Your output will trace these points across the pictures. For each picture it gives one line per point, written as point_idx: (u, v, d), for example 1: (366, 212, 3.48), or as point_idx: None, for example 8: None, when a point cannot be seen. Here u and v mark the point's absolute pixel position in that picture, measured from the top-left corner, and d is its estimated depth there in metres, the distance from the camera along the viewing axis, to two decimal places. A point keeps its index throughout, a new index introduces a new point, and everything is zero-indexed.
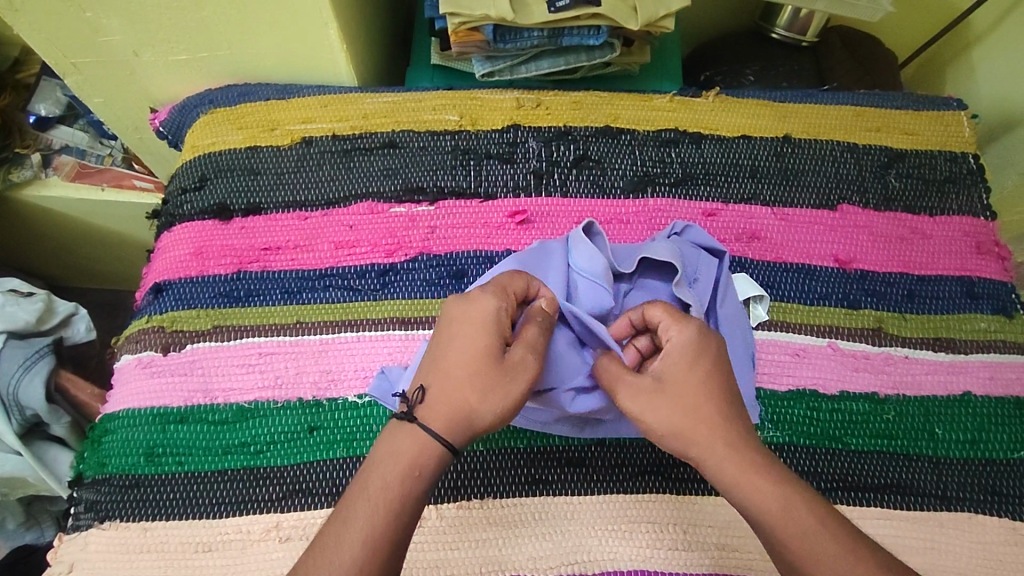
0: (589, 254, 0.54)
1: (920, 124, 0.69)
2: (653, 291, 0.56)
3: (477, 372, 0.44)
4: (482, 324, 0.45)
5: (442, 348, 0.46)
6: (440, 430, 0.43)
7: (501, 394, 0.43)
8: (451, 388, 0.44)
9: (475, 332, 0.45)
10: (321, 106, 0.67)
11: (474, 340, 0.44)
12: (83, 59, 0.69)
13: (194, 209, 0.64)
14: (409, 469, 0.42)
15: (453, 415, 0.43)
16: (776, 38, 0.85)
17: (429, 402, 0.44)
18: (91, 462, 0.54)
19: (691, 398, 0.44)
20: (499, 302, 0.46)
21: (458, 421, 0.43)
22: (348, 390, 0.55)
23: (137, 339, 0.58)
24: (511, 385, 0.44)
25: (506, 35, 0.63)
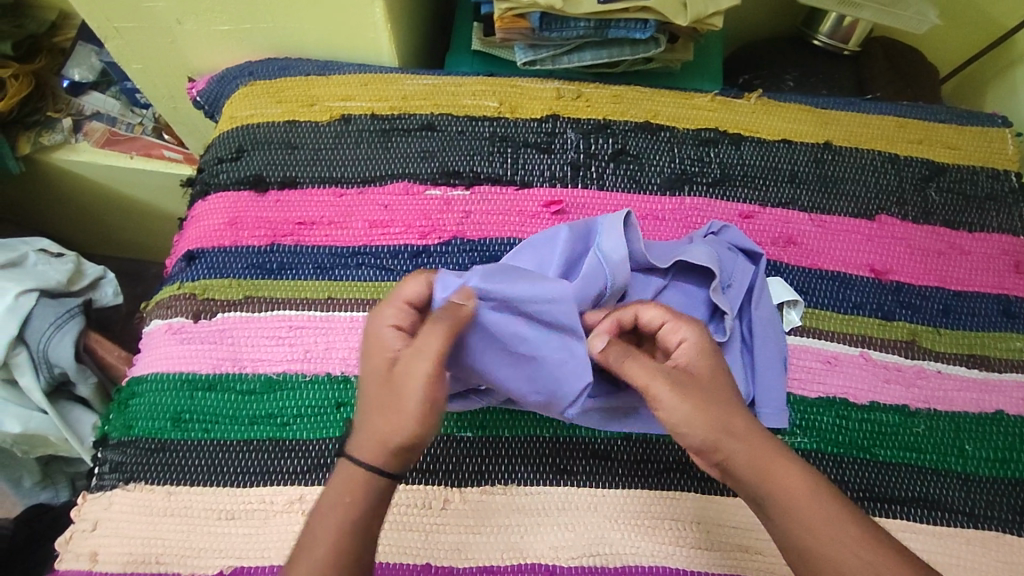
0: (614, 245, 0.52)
1: (963, 139, 0.68)
2: (688, 295, 0.56)
3: (377, 398, 0.42)
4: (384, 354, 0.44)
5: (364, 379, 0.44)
6: (367, 460, 0.41)
7: (398, 411, 0.41)
8: (368, 419, 0.42)
9: (375, 360, 0.44)
10: (360, 85, 0.67)
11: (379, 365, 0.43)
12: (127, 24, 0.69)
13: (229, 180, 0.64)
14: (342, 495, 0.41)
15: (375, 444, 0.41)
16: (817, 45, 0.84)
17: (356, 438, 0.42)
18: (117, 424, 0.55)
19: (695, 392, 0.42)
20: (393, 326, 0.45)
21: (379, 449, 0.41)
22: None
23: (167, 306, 0.58)
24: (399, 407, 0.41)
25: (552, 24, 0.63)
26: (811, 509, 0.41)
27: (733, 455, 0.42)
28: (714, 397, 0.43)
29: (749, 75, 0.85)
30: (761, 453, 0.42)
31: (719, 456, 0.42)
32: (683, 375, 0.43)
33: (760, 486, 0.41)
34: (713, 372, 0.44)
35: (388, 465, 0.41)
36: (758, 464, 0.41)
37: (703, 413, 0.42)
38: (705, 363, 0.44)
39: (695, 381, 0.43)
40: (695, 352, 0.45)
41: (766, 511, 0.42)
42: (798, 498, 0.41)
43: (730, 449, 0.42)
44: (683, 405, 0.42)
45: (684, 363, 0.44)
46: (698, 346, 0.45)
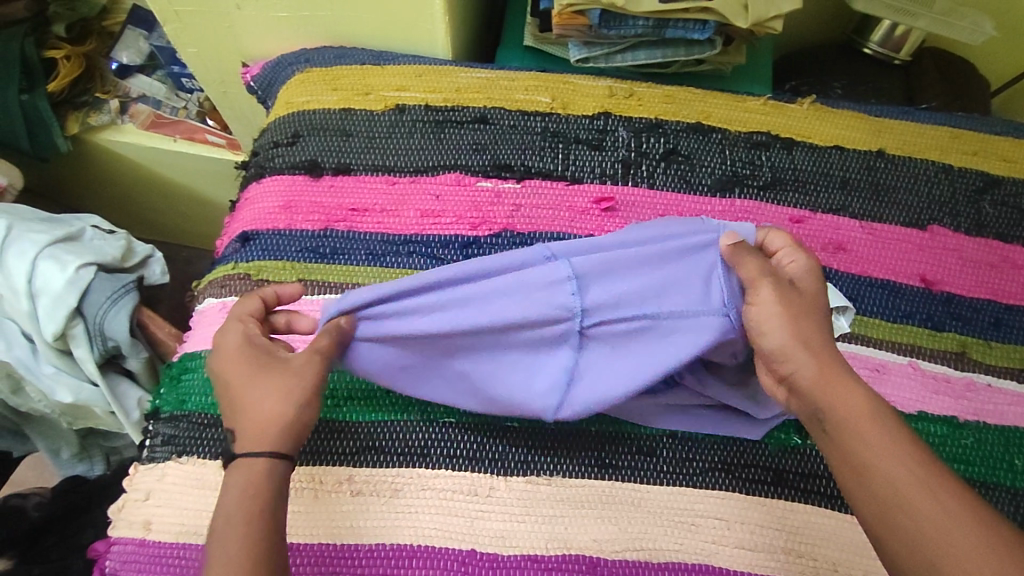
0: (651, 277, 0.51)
1: (1019, 153, 0.67)
2: None
3: (258, 381, 0.46)
4: (236, 350, 0.47)
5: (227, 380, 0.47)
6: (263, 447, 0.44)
7: (287, 380, 0.46)
8: (256, 407, 0.45)
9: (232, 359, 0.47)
10: (415, 76, 0.68)
11: (230, 363, 0.47)
12: (188, 8, 0.70)
13: (284, 164, 0.65)
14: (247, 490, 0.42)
15: (259, 429, 0.44)
16: (867, 53, 0.84)
17: (240, 431, 0.45)
18: (170, 398, 0.56)
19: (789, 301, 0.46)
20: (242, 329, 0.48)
21: (272, 427, 0.44)
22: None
23: (222, 285, 0.59)
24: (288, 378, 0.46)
25: (610, 21, 0.63)
26: (871, 429, 0.41)
27: (801, 365, 0.44)
28: (797, 304, 0.46)
29: (795, 81, 0.84)
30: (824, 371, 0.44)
31: (790, 360, 0.45)
32: (785, 286, 0.47)
33: (821, 405, 0.43)
34: (807, 295, 0.47)
35: (282, 449, 0.44)
36: (822, 379, 0.43)
37: (786, 319, 0.45)
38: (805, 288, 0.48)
39: (792, 292, 0.47)
40: (808, 273, 0.49)
41: (824, 429, 0.43)
42: (861, 424, 0.41)
43: (796, 354, 0.44)
44: (776, 308, 0.46)
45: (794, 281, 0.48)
46: (809, 271, 0.49)
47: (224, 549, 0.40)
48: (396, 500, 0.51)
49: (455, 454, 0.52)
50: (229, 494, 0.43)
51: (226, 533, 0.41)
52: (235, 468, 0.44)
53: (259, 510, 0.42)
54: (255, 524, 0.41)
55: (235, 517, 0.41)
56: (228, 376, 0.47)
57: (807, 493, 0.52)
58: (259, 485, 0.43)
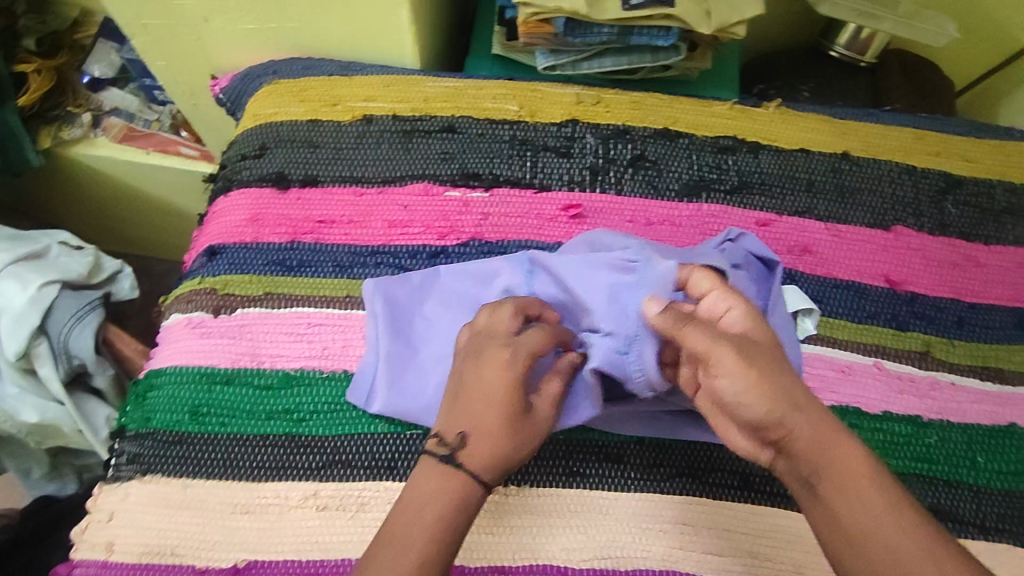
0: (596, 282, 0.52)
1: (981, 153, 0.68)
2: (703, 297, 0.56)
3: (512, 417, 0.45)
4: (496, 393, 0.45)
5: (470, 397, 0.46)
6: (478, 471, 0.44)
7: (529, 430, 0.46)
8: (486, 438, 0.44)
9: (502, 388, 0.45)
10: (382, 86, 0.68)
11: (491, 396, 0.45)
12: (153, 21, 0.70)
13: (251, 177, 0.64)
14: (446, 510, 0.43)
15: (489, 457, 0.44)
16: (834, 55, 0.85)
17: (469, 444, 0.44)
18: (134, 416, 0.55)
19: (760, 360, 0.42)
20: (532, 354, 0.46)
21: (497, 465, 0.44)
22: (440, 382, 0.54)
23: (187, 300, 0.59)
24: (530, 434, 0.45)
25: (576, 29, 0.64)
26: (869, 493, 0.40)
27: (794, 433, 0.41)
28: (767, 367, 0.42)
29: (764, 85, 0.85)
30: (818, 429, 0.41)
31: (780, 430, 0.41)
32: (740, 347, 0.42)
33: (821, 468, 0.41)
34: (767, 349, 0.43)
35: (490, 477, 0.44)
36: (819, 442, 0.41)
37: (765, 387, 0.41)
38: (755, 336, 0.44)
39: (752, 353, 0.42)
40: (749, 321, 0.45)
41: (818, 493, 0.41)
42: (859, 481, 0.40)
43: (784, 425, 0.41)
44: (744, 374, 0.41)
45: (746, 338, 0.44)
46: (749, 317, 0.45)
47: (397, 559, 0.41)
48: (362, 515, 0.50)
49: None
50: (421, 500, 0.43)
51: (409, 535, 0.42)
52: (433, 472, 0.44)
53: (449, 527, 0.42)
54: (439, 541, 0.42)
55: (427, 535, 0.42)
56: (484, 408, 0.45)
57: (773, 495, 0.52)
58: (461, 501, 0.43)
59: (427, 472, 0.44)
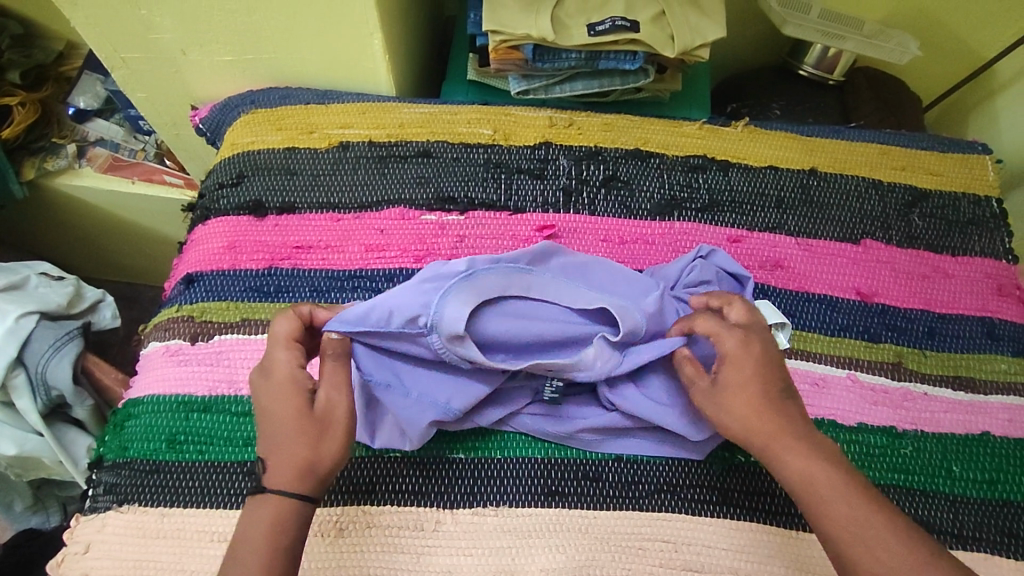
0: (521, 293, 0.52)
1: (945, 166, 0.70)
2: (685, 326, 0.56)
3: (297, 422, 0.46)
4: (291, 409, 0.46)
5: (261, 417, 0.47)
6: (290, 484, 0.44)
7: (327, 422, 0.46)
8: (285, 450, 0.45)
9: (281, 399, 0.46)
10: (359, 113, 0.69)
11: (283, 418, 0.46)
12: (133, 54, 0.71)
13: (229, 205, 0.65)
14: (274, 525, 0.43)
15: (294, 467, 0.45)
16: (803, 75, 0.87)
17: (271, 466, 0.45)
18: (112, 446, 0.55)
19: (741, 393, 0.47)
20: (294, 360, 0.48)
21: (304, 469, 0.45)
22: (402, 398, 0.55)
23: (166, 328, 0.59)
24: (328, 425, 0.46)
25: (545, 55, 0.66)
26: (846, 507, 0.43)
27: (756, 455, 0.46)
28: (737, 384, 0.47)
29: (737, 104, 0.87)
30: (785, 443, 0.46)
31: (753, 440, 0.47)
32: (711, 385, 0.49)
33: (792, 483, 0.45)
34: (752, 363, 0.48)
35: (305, 486, 0.45)
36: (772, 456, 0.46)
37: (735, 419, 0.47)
38: (747, 368, 0.48)
39: (733, 373, 0.48)
40: (735, 355, 0.48)
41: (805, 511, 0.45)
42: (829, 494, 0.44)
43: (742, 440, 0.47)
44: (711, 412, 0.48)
45: (725, 355, 0.48)
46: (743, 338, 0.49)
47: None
48: (340, 540, 0.50)
49: (399, 488, 0.52)
50: (245, 524, 0.44)
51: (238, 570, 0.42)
52: (255, 497, 0.45)
53: (281, 546, 0.43)
54: (274, 562, 0.42)
55: (256, 558, 0.42)
56: (282, 425, 0.46)
57: (751, 510, 0.53)
58: (281, 517, 0.44)
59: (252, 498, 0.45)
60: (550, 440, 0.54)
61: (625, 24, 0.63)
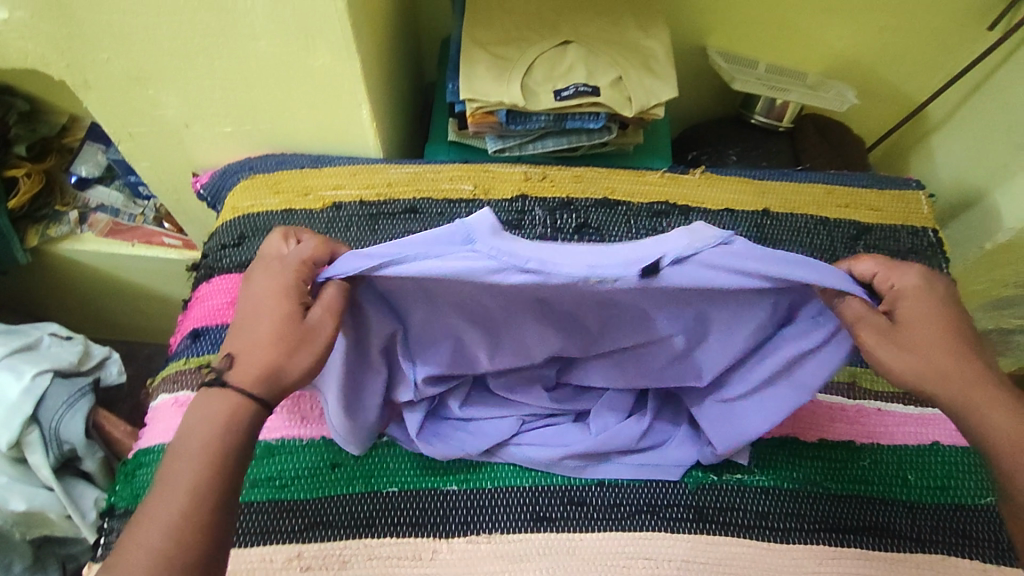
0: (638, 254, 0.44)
1: (884, 202, 0.77)
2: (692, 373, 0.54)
3: (276, 329, 0.46)
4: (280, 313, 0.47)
5: (248, 317, 0.48)
6: (246, 384, 0.45)
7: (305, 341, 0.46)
8: (254, 348, 0.46)
9: (273, 299, 0.48)
10: (350, 175, 0.76)
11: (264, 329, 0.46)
12: (140, 128, 0.78)
13: (232, 263, 0.70)
14: (226, 425, 0.44)
15: (260, 369, 0.46)
16: (754, 123, 0.94)
17: (237, 364, 0.46)
18: (124, 495, 0.58)
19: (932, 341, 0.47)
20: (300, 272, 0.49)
21: (268, 377, 0.46)
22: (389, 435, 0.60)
23: (174, 380, 0.64)
24: (305, 347, 0.46)
25: (517, 118, 0.73)
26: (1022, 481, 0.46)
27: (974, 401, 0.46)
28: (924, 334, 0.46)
29: (696, 151, 0.95)
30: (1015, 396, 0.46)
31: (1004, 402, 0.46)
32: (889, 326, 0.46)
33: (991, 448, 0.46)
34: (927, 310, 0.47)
35: (260, 392, 0.45)
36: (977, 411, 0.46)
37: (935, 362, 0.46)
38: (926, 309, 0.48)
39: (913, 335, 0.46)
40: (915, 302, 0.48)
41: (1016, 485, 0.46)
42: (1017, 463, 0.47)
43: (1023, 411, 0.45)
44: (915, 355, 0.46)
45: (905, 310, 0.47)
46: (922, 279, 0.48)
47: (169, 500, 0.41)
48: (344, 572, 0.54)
49: (397, 521, 0.56)
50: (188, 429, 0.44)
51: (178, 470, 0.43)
52: (211, 392, 0.45)
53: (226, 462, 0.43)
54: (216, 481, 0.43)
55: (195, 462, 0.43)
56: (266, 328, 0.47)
57: (726, 525, 0.57)
58: (232, 417, 0.44)
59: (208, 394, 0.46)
60: (537, 469, 0.58)
61: (587, 89, 0.70)
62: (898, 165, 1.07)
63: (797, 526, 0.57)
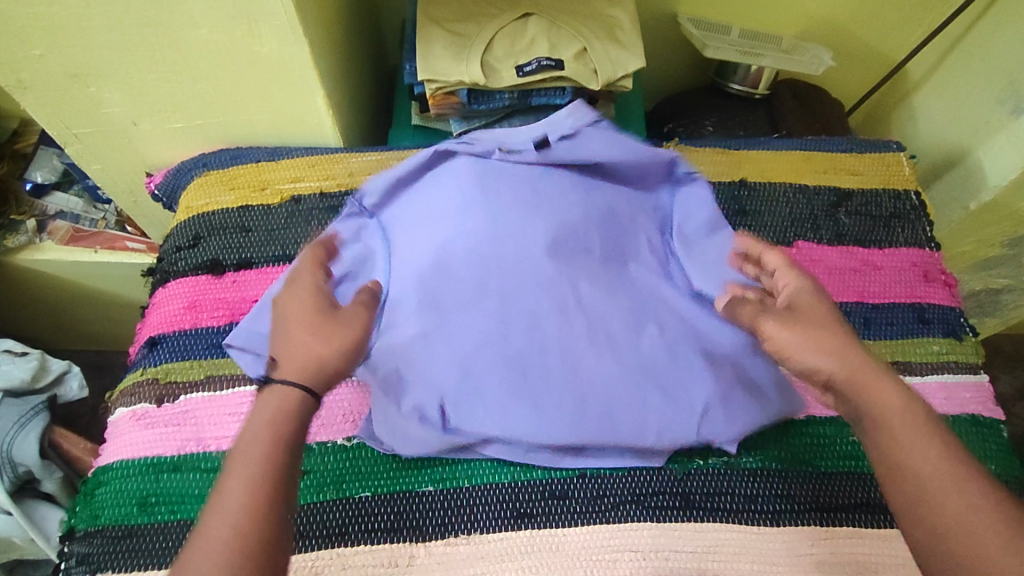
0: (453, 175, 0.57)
1: (864, 165, 0.75)
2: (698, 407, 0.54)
3: (313, 323, 0.46)
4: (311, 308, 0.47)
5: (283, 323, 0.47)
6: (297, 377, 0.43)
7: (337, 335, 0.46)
8: (304, 342, 0.45)
9: (303, 306, 0.47)
10: (309, 167, 0.72)
11: (305, 317, 0.46)
12: (84, 129, 0.73)
13: (187, 266, 0.67)
14: (274, 416, 0.42)
15: (306, 360, 0.44)
16: (730, 91, 0.91)
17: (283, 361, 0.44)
18: (83, 516, 0.55)
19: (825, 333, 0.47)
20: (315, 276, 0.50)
21: (310, 368, 0.44)
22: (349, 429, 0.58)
23: (131, 393, 0.60)
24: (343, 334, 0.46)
25: (480, 98, 0.69)
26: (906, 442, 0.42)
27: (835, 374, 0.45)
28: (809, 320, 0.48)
29: (672, 123, 0.92)
30: (861, 368, 0.45)
31: (822, 376, 0.46)
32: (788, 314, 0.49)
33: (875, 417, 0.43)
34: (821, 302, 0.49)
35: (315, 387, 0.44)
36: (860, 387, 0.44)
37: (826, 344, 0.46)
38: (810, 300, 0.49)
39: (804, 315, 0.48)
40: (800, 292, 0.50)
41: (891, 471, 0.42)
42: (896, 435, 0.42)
43: (830, 366, 0.45)
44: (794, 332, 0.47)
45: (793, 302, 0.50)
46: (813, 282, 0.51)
47: (240, 483, 0.39)
48: None
49: (373, 527, 0.54)
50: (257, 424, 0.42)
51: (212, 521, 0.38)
52: (264, 394, 0.44)
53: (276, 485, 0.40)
54: (273, 463, 0.40)
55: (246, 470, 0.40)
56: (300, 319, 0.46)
57: (714, 512, 0.55)
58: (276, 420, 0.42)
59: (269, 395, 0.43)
60: (515, 464, 0.56)
61: (551, 63, 0.67)
62: (879, 128, 1.05)
63: (787, 507, 0.56)
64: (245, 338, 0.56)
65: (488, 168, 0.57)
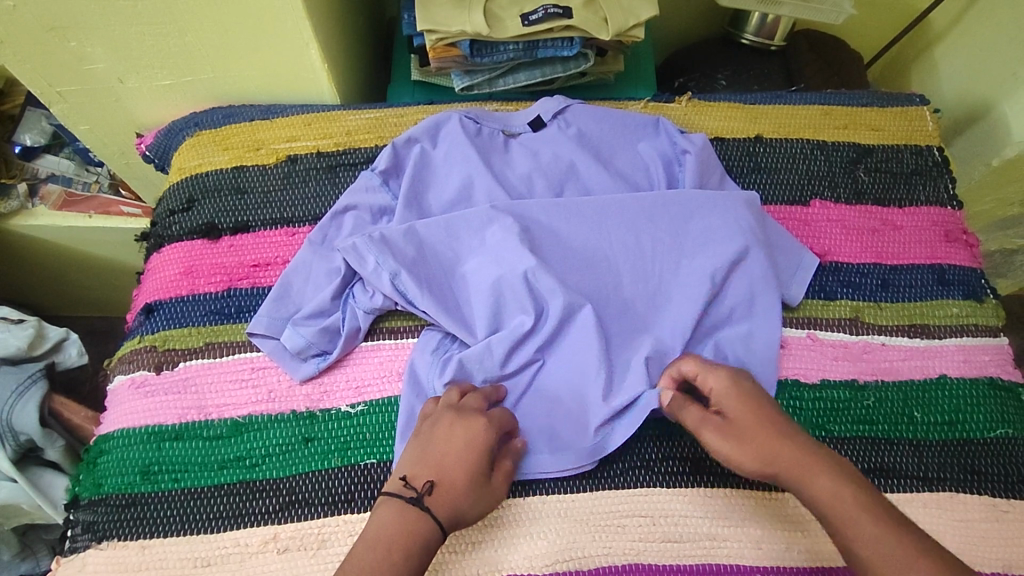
0: (456, 153, 0.63)
1: (885, 120, 0.71)
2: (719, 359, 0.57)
3: (472, 483, 0.48)
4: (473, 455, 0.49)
5: (437, 450, 0.49)
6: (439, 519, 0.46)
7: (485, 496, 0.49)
8: (458, 494, 0.48)
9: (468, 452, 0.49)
10: (305, 125, 0.69)
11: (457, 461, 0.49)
12: (69, 88, 0.70)
13: (182, 230, 0.64)
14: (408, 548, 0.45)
15: (451, 507, 0.47)
16: (745, 43, 0.87)
17: (435, 498, 0.47)
18: (86, 484, 0.55)
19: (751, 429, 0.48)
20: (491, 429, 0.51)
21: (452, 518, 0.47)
22: (383, 390, 0.57)
23: (130, 360, 0.59)
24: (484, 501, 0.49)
25: (482, 50, 0.66)
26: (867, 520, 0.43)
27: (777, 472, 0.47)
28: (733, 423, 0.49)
29: (683, 78, 0.88)
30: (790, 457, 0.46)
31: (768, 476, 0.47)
32: (726, 423, 0.49)
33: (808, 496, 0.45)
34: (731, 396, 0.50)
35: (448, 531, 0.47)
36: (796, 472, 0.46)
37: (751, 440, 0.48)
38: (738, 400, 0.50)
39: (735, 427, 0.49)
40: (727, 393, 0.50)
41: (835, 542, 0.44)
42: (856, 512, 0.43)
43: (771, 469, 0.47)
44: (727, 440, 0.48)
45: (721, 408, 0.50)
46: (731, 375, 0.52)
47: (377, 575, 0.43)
48: (324, 551, 0.51)
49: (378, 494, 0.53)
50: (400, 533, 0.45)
51: None
52: (405, 514, 0.46)
53: None
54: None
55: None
56: (457, 463, 0.49)
57: (724, 477, 0.54)
58: (415, 547, 0.45)
59: (398, 512, 0.46)
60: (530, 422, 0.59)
61: (558, 11, 0.63)
62: (897, 82, 1.00)
63: None
64: (269, 324, 0.57)
65: (474, 137, 0.64)
